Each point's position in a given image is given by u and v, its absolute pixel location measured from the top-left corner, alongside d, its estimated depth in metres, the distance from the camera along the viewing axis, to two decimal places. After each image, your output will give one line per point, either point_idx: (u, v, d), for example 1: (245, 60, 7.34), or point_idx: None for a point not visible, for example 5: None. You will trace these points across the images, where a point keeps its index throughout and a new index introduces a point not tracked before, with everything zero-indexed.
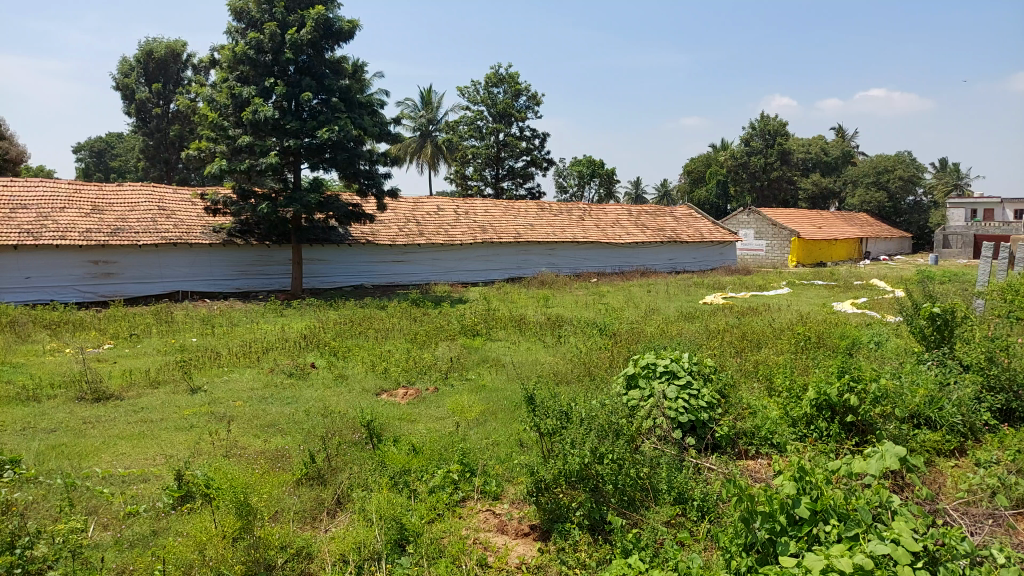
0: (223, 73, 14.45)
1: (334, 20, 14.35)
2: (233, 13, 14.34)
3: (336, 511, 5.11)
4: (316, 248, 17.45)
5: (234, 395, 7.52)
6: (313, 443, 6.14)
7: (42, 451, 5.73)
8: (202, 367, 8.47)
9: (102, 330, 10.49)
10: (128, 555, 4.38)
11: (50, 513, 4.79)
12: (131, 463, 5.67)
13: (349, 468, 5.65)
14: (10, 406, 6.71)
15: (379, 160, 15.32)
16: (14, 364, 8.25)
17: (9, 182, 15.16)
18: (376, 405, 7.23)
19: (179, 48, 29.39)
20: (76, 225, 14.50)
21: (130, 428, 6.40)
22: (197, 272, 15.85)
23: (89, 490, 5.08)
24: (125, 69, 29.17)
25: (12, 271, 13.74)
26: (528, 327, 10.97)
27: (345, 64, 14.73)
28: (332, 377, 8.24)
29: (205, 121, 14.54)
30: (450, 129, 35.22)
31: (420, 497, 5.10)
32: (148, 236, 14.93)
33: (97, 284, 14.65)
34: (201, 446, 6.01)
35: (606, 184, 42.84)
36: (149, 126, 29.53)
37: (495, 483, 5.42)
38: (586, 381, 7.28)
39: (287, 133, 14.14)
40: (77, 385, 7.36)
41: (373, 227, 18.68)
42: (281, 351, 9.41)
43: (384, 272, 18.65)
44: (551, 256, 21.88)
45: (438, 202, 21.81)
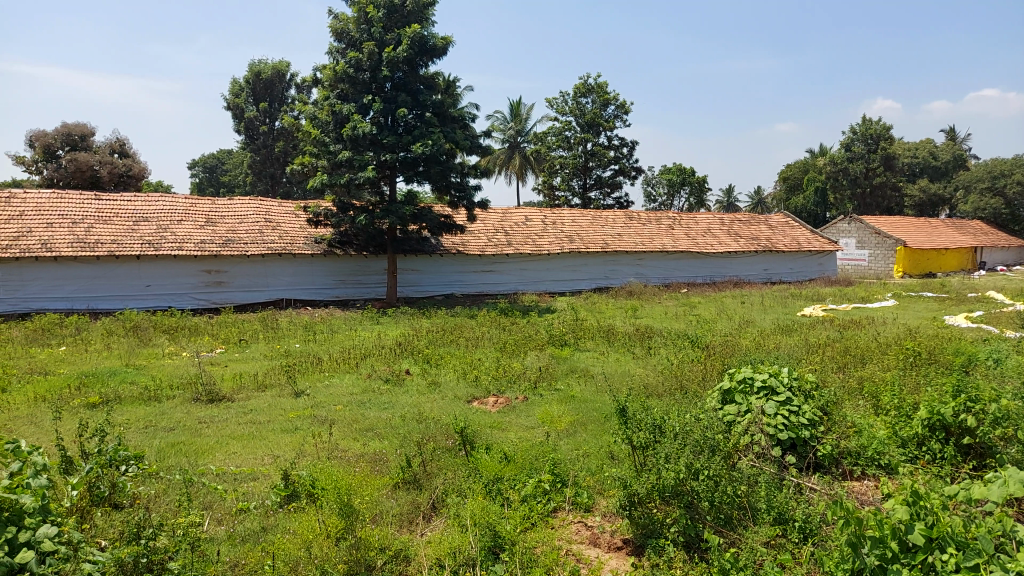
0: (324, 91, 15.07)
1: (428, 37, 14.74)
2: (334, 33, 14.94)
3: (432, 515, 5.24)
4: (409, 258, 17.94)
5: (335, 399, 7.83)
6: (409, 448, 6.32)
7: (163, 448, 6.15)
8: (305, 372, 8.86)
9: (214, 335, 11.16)
10: (240, 549, 4.64)
11: (169, 507, 5.12)
12: (241, 462, 6.00)
13: (443, 474, 5.78)
14: (136, 405, 7.24)
15: (470, 173, 15.62)
16: (138, 366, 8.90)
17: (133, 197, 16.42)
18: (468, 412, 7.35)
19: (284, 68, 31.01)
20: (192, 237, 15.51)
21: (240, 428, 6.78)
22: (299, 281, 16.60)
23: (205, 486, 5.40)
24: (236, 90, 31.03)
25: (134, 279, 14.79)
26: (617, 337, 10.90)
27: (439, 80, 15.09)
28: (426, 383, 8.45)
29: (308, 136, 15.24)
30: (538, 139, 35.51)
31: (513, 505, 5.13)
32: (256, 246, 15.79)
33: (209, 291, 15.59)
34: (306, 448, 6.30)
35: (697, 192, 42.01)
36: (256, 143, 31.19)
37: (587, 494, 5.40)
38: (680, 395, 7.13)
39: (383, 147, 14.65)
40: (193, 387, 7.86)
41: (463, 238, 19.05)
42: (378, 357, 9.74)
43: (473, 282, 18.95)
44: (639, 266, 21.65)
45: (527, 212, 22.01)
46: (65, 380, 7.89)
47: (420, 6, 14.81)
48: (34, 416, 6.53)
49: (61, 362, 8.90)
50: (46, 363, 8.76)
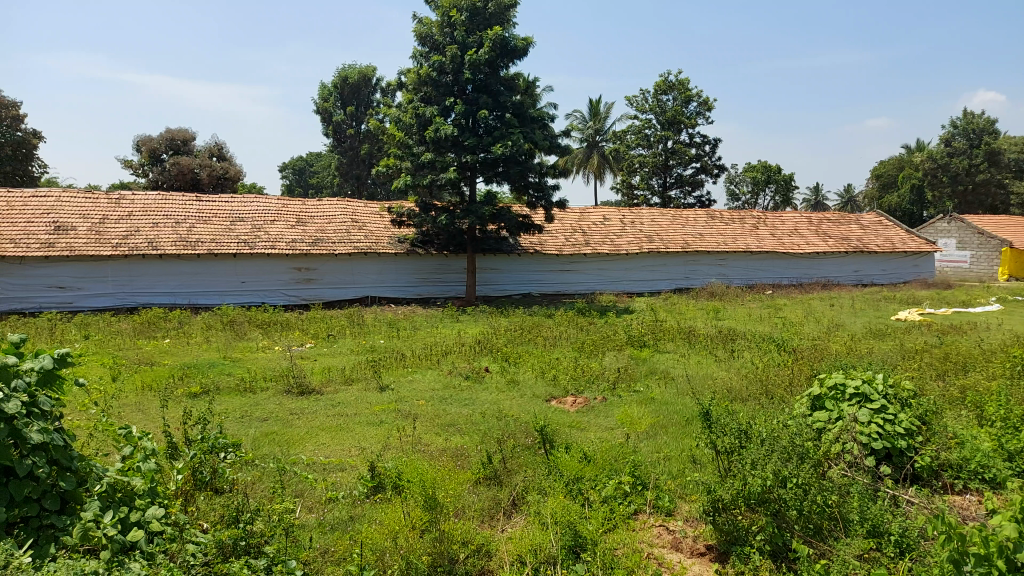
0: (408, 94, 15.42)
1: (510, 39, 14.87)
2: (419, 38, 15.27)
3: (512, 512, 5.29)
4: (488, 258, 18.13)
5: (417, 394, 8.03)
6: (489, 444, 6.41)
7: (257, 437, 6.46)
8: (390, 367, 9.12)
9: (305, 330, 11.62)
10: (329, 537, 4.82)
11: (264, 494, 5.37)
12: (330, 453, 6.24)
13: (524, 471, 5.84)
14: (233, 396, 7.64)
15: (548, 173, 15.65)
16: (235, 359, 9.36)
17: (230, 199, 17.29)
18: (546, 411, 7.37)
19: (370, 73, 31.99)
20: (283, 236, 16.19)
21: (329, 420, 7.05)
22: (383, 279, 17.07)
23: (297, 475, 5.65)
24: (325, 94, 32.24)
25: (230, 276, 15.56)
26: (698, 339, 10.66)
27: (519, 81, 15.19)
28: (505, 381, 8.53)
29: (393, 139, 15.65)
30: (617, 138, 35.22)
31: (594, 505, 5.09)
32: (343, 245, 16.33)
33: (299, 288, 16.22)
34: (390, 441, 6.49)
35: (782, 191, 40.65)
36: (344, 146, 32.27)
37: (668, 498, 5.32)
38: (765, 400, 6.92)
39: (465, 148, 14.89)
40: (285, 380, 8.23)
41: (541, 237, 19.10)
42: (458, 355, 9.90)
43: (551, 281, 18.98)
44: (721, 267, 21.16)
45: (605, 212, 21.86)
46: (169, 371, 8.40)
47: (501, 8, 14.94)
48: (143, 403, 6.98)
49: (165, 353, 9.48)
50: (152, 354, 9.35)
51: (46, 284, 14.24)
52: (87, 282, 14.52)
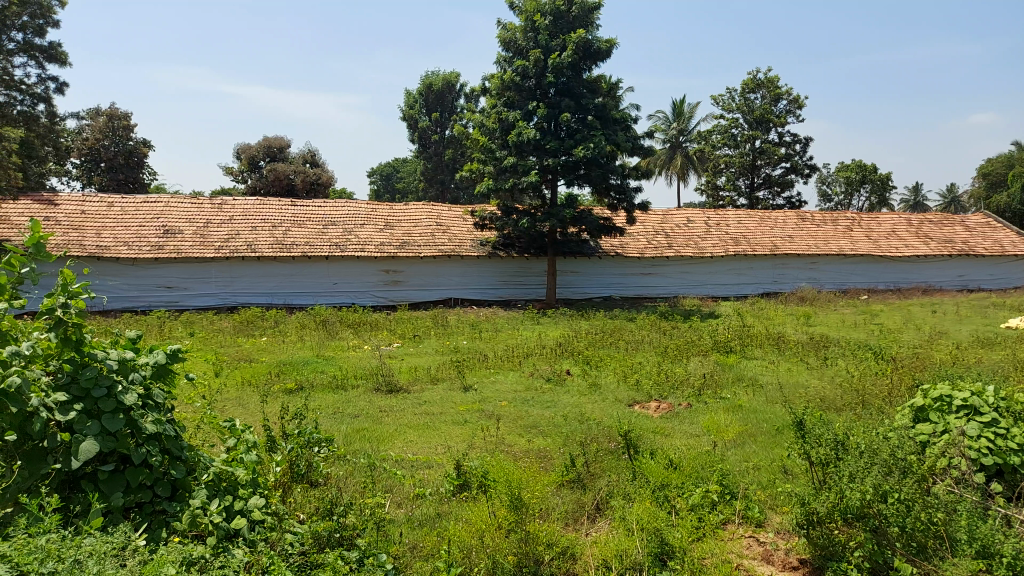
0: (492, 99, 15.64)
1: (593, 41, 14.84)
2: (502, 43, 15.44)
3: (597, 516, 5.27)
4: (569, 260, 18.11)
5: (500, 395, 8.12)
6: (572, 447, 6.41)
7: (349, 433, 6.70)
8: (473, 368, 9.26)
9: (392, 330, 11.96)
10: (418, 532, 4.94)
11: (356, 488, 5.56)
12: (417, 450, 6.41)
13: (607, 475, 5.82)
14: (326, 392, 7.94)
15: (631, 174, 15.51)
16: (328, 357, 9.75)
17: (323, 203, 18.00)
18: (629, 416, 7.31)
19: (454, 79, 32.57)
20: (372, 239, 16.71)
21: (416, 418, 7.24)
22: (467, 281, 17.33)
23: (386, 470, 5.83)
24: (410, 102, 33.06)
25: (322, 278, 16.17)
26: (788, 346, 10.31)
27: (602, 83, 15.13)
28: (587, 384, 8.51)
29: (476, 144, 15.90)
30: (702, 138, 34.49)
31: (680, 513, 5.01)
32: (428, 248, 16.71)
33: (387, 290, 16.67)
34: (475, 440, 6.60)
35: (878, 191, 38.69)
36: (428, 151, 32.99)
37: (758, 509, 5.17)
38: (862, 411, 6.63)
39: (547, 152, 14.96)
40: (374, 378, 8.52)
41: (623, 240, 18.94)
42: (540, 357, 9.94)
43: (632, 285, 18.77)
44: (812, 270, 20.38)
45: (689, 214, 21.44)
46: (267, 367, 8.82)
47: (585, 11, 14.91)
48: (244, 398, 7.37)
49: (263, 351, 9.94)
50: (251, 351, 9.84)
51: (156, 284, 15.19)
52: (192, 283, 15.40)
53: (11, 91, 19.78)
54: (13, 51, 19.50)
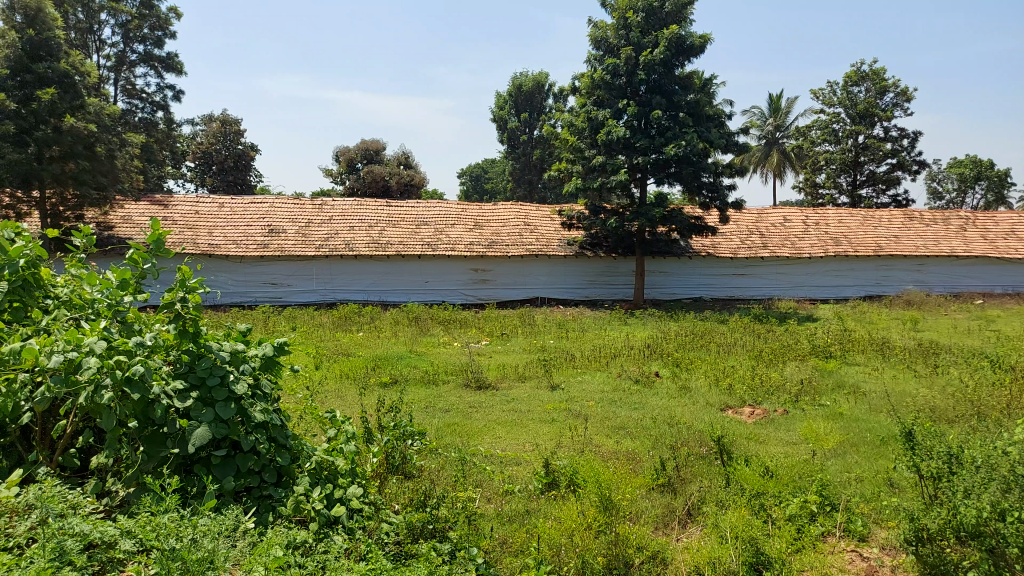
0: (582, 99, 15.62)
1: (686, 37, 14.55)
2: (593, 41, 15.38)
3: (688, 521, 5.19)
4: (658, 260, 17.83)
5: (587, 395, 8.11)
6: (662, 450, 6.33)
7: (441, 427, 6.87)
8: (561, 367, 9.28)
9: (481, 328, 12.14)
10: (507, 528, 5.00)
11: (448, 481, 5.70)
12: (506, 446, 6.49)
13: (699, 481, 5.71)
14: (418, 387, 8.18)
15: (724, 172, 15.11)
16: (420, 353, 10.02)
17: (416, 204, 18.51)
18: (721, 420, 7.13)
19: (544, 79, 32.70)
20: (462, 239, 17.03)
21: (504, 415, 7.34)
22: (554, 281, 17.36)
23: (476, 465, 5.92)
24: (501, 103, 33.51)
25: (414, 276, 16.60)
26: (894, 352, 9.78)
27: (695, 79, 14.82)
28: (676, 387, 8.35)
29: (565, 143, 15.93)
30: (800, 134, 33.15)
31: (778, 523, 4.85)
32: (516, 247, 16.87)
33: (476, 288, 16.94)
34: (563, 439, 6.62)
35: (996, 188, 36.02)
36: (517, 152, 33.25)
37: (861, 522, 4.95)
38: (978, 423, 6.21)
39: (637, 150, 14.81)
40: (463, 374, 8.69)
41: (715, 240, 18.49)
42: (628, 358, 9.85)
43: (724, 286, 18.27)
44: (919, 273, 19.26)
45: (785, 213, 20.66)
46: (364, 361, 9.14)
47: (678, 6, 14.64)
48: (342, 390, 7.68)
49: (360, 346, 10.33)
50: (349, 346, 10.23)
51: (262, 280, 15.99)
52: (293, 280, 16.12)
53: (134, 100, 21.35)
54: (136, 62, 21.04)
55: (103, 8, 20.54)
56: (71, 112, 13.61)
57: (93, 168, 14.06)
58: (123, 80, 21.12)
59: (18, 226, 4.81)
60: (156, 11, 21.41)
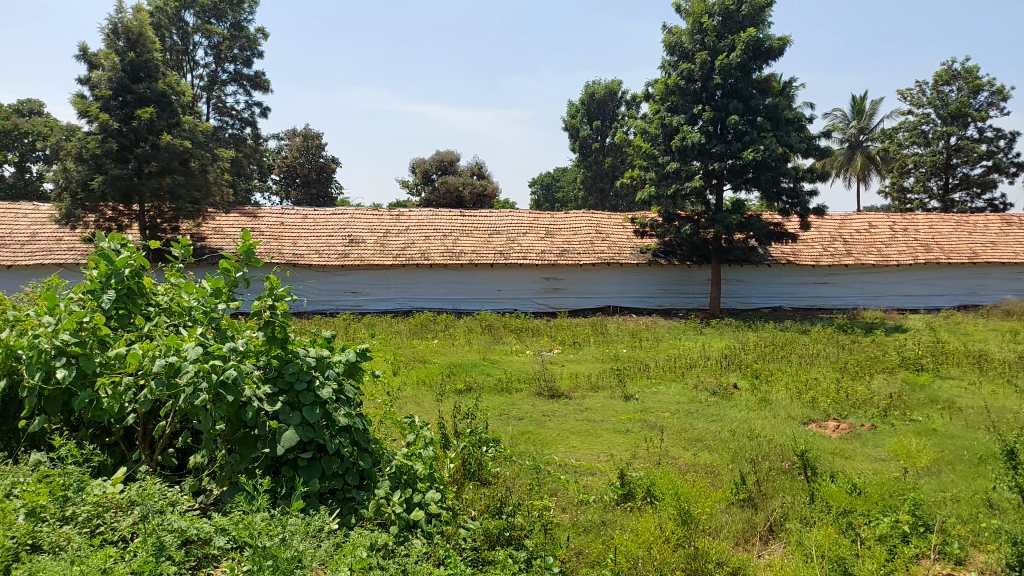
0: (655, 105, 15.48)
1: (764, 39, 14.19)
2: (667, 47, 15.23)
3: (770, 538, 5.03)
4: (734, 268, 17.41)
5: (663, 406, 8.00)
6: (742, 464, 6.18)
7: (516, 435, 6.91)
8: (635, 377, 9.18)
9: (553, 337, 12.15)
10: (583, 538, 4.96)
11: (523, 488, 5.73)
12: (580, 456, 6.47)
13: (781, 496, 5.54)
14: (493, 394, 8.27)
15: (805, 177, 14.66)
16: (493, 360, 10.13)
17: (489, 213, 18.72)
18: (805, 435, 6.89)
19: (617, 87, 32.56)
20: (534, 248, 17.11)
21: (579, 424, 7.32)
22: (627, 289, 17.20)
23: (551, 473, 5.93)
24: (573, 111, 33.79)
25: (487, 285, 16.76)
26: (993, 366, 9.23)
27: (773, 82, 14.46)
28: (756, 400, 8.13)
29: (639, 151, 15.80)
30: (885, 137, 31.79)
31: (867, 543, 4.64)
32: (588, 255, 16.83)
33: (548, 297, 16.97)
34: (639, 450, 6.55)
35: None
36: (589, 160, 33.16)
37: (957, 545, 4.68)
38: None
39: (713, 156, 14.53)
40: (537, 383, 8.73)
41: (794, 247, 17.92)
42: (705, 368, 9.65)
43: (805, 295, 17.66)
44: (1017, 281, 18.21)
45: (870, 219, 19.82)
46: (439, 368, 9.30)
47: (756, 9, 14.32)
48: (420, 397, 7.84)
49: (436, 353, 10.52)
50: (425, 353, 10.44)
51: (342, 289, 16.49)
52: (372, 288, 16.54)
53: (224, 117, 22.47)
54: (226, 81, 22.15)
55: (196, 30, 21.73)
56: (168, 130, 14.47)
57: (187, 183, 14.82)
58: (214, 98, 22.27)
59: (123, 238, 5.12)
60: (245, 31, 22.49)
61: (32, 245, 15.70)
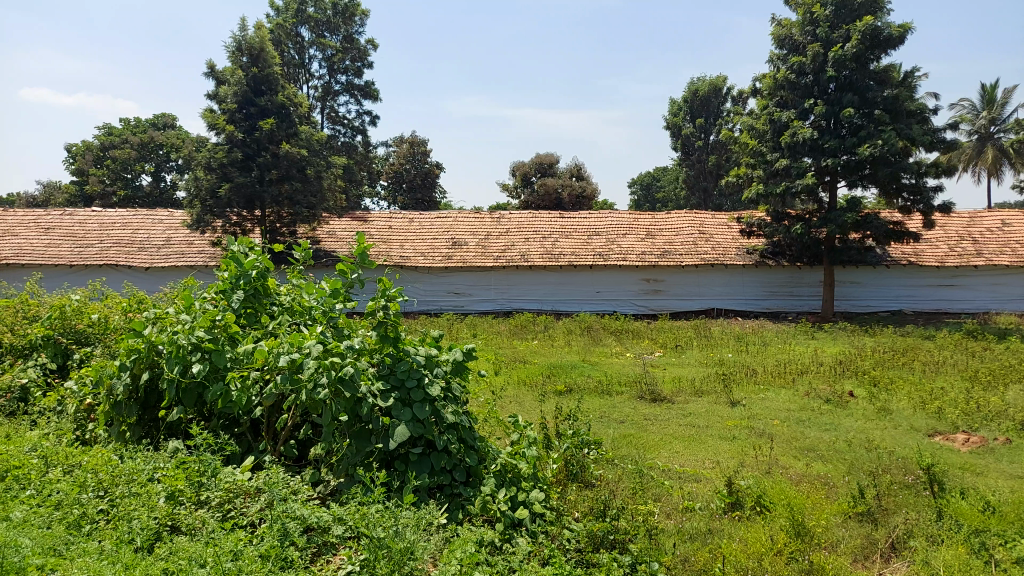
0: (763, 101, 14.99)
1: (883, 28, 13.40)
2: (776, 40, 14.73)
3: (891, 556, 4.73)
4: (848, 270, 16.53)
5: (771, 413, 7.71)
6: (860, 477, 5.86)
7: (617, 438, 6.88)
8: (741, 383, 8.90)
9: (654, 339, 11.98)
10: (688, 545, 4.85)
11: (626, 491, 5.68)
12: (685, 462, 6.35)
13: (904, 513, 5.22)
14: (594, 396, 8.25)
15: (928, 172, 13.70)
16: (593, 362, 10.09)
17: (588, 214, 18.67)
18: (930, 447, 6.47)
19: (721, 83, 31.65)
20: (634, 249, 16.92)
21: (682, 429, 7.18)
22: (731, 291, 16.67)
23: (654, 478, 5.86)
24: (675, 110, 33.08)
25: (586, 286, 16.71)
26: None
27: (893, 73, 13.53)
28: (874, 409, 7.68)
29: (746, 148, 15.35)
30: (1020, 128, 29.30)
31: (1004, 566, 4.30)
32: (691, 256, 16.47)
33: (649, 299, 16.71)
34: (746, 458, 6.36)
35: None
36: (692, 158, 32.38)
37: None
38: None
39: (826, 152, 13.88)
40: (638, 386, 8.63)
41: (917, 247, 16.82)
42: (817, 375, 9.22)
43: (926, 298, 16.52)
44: None
45: (1003, 216, 18.30)
46: (540, 369, 9.40)
47: None
48: (522, 396, 7.96)
49: (537, 354, 10.61)
50: (525, 353, 10.55)
51: (445, 289, 16.90)
52: (473, 289, 16.85)
53: (337, 126, 23.59)
54: (339, 92, 23.24)
55: (312, 44, 22.95)
56: (287, 139, 15.40)
57: (304, 189, 15.62)
58: (327, 108, 23.41)
59: (250, 242, 5.48)
60: (356, 43, 23.53)
61: (167, 248, 17.08)
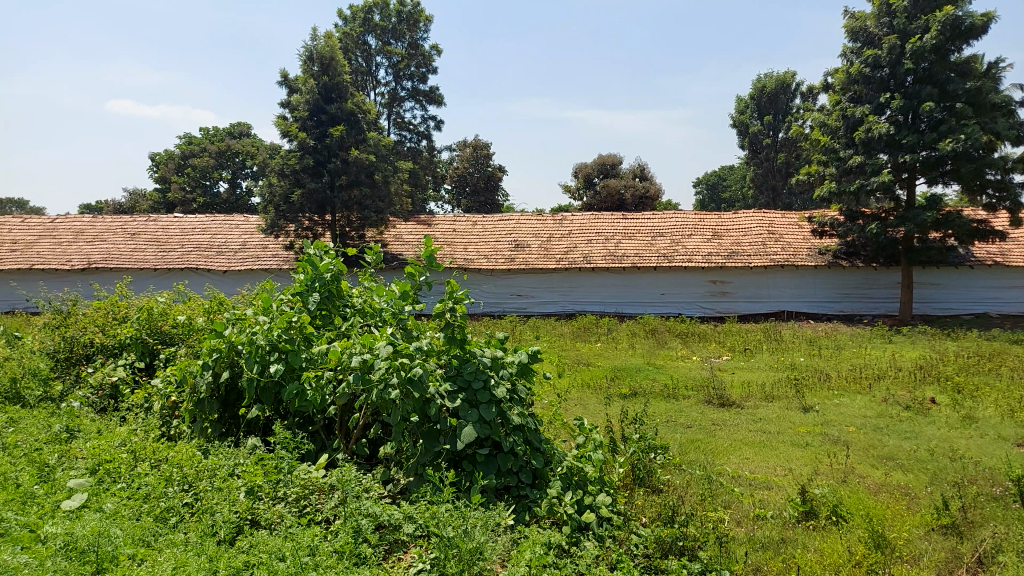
0: (836, 96, 14.54)
1: (964, 17, 12.77)
2: (849, 34, 14.27)
3: (978, 570, 4.49)
4: (928, 271, 15.81)
5: (846, 419, 7.45)
6: (943, 487, 5.60)
7: (685, 443, 6.78)
8: (814, 388, 8.62)
9: (722, 342, 11.76)
10: (761, 554, 4.72)
11: (695, 497, 5.59)
12: (756, 469, 6.21)
13: (992, 526, 4.94)
14: (659, 400, 8.15)
15: (1016, 167, 12.99)
16: (658, 365, 9.98)
17: (652, 215, 18.45)
18: (1020, 458, 6.14)
19: (790, 79, 30.76)
20: (700, 250, 16.63)
21: (752, 435, 7.02)
22: (801, 293, 16.17)
23: (724, 485, 5.75)
24: (742, 107, 32.33)
25: (650, 287, 16.52)
26: None
27: (977, 64, 12.85)
28: (958, 417, 7.32)
29: (817, 146, 14.92)
30: None
31: None
32: (760, 257, 16.07)
33: (716, 301, 16.37)
34: (821, 465, 6.17)
35: None
36: (760, 157, 31.59)
37: None
38: None
39: (903, 148, 13.33)
40: (706, 390, 8.47)
41: (1003, 247, 15.97)
42: (895, 380, 8.86)
43: (1012, 300, 15.66)
44: None
45: None
46: (605, 372, 9.35)
47: None
48: (586, 399, 7.95)
49: (601, 356, 10.57)
50: (590, 356, 10.52)
51: (508, 292, 17.00)
52: (537, 291, 16.89)
53: (403, 131, 24.05)
54: (404, 98, 23.70)
55: (378, 52, 23.49)
56: (356, 145, 15.81)
57: (372, 194, 15.99)
58: (394, 113, 23.91)
59: (325, 246, 5.65)
60: (422, 49, 23.95)
61: (243, 252, 17.78)
